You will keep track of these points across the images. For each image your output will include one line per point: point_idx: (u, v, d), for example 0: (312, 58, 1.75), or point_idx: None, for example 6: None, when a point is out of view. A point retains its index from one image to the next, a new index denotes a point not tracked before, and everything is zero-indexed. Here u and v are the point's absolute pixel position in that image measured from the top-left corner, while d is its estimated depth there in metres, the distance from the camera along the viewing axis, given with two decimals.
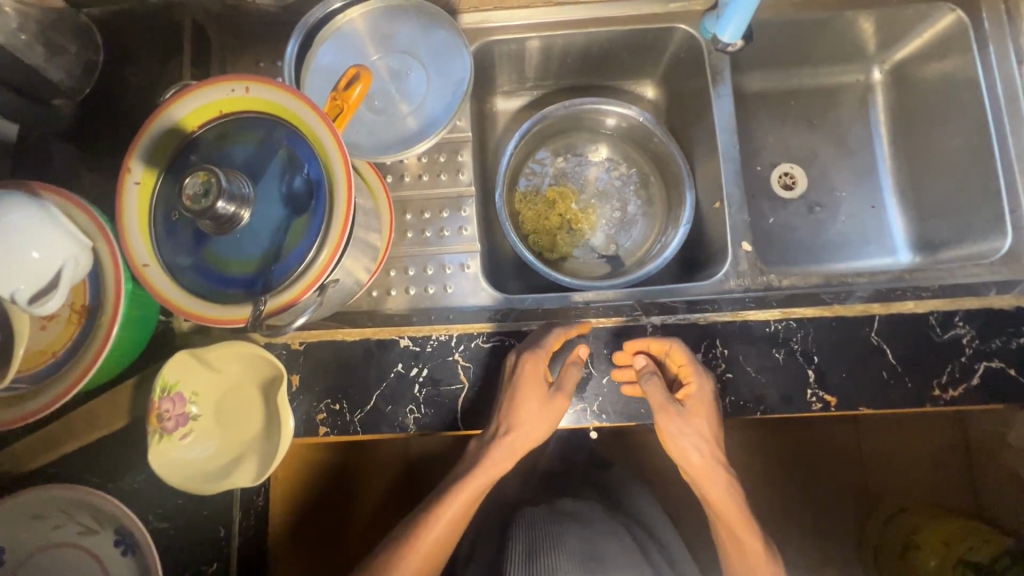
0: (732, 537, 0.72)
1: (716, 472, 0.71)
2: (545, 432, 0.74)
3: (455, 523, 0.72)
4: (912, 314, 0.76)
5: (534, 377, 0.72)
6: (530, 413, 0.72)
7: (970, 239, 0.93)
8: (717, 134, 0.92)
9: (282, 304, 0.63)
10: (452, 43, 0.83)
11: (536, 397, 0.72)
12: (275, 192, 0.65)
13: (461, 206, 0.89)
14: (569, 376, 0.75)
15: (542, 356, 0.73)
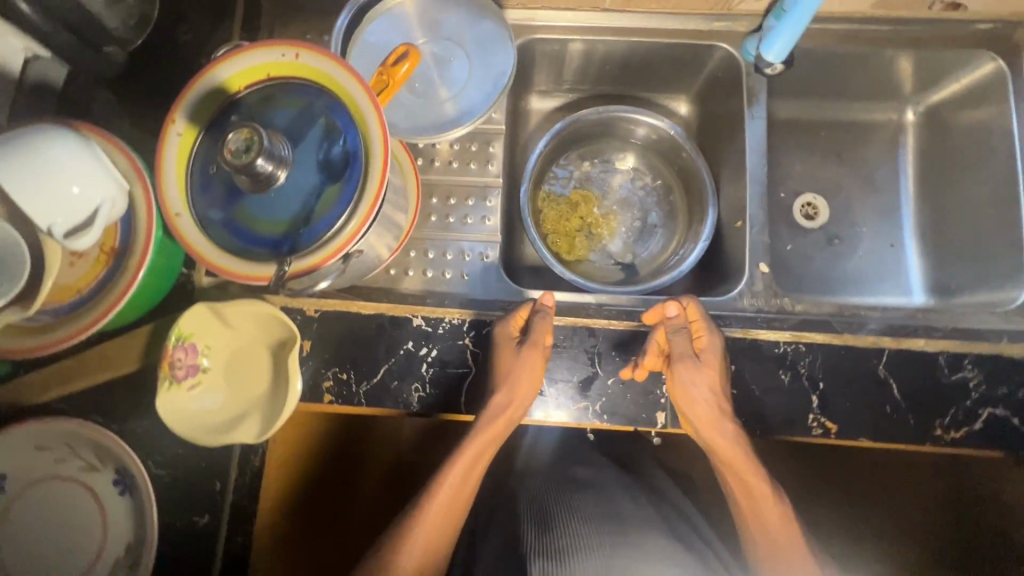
0: (743, 489, 0.73)
1: (723, 425, 0.72)
2: (531, 393, 0.74)
3: (457, 492, 0.72)
4: (922, 352, 0.77)
5: (505, 338, 0.76)
6: (510, 371, 0.74)
7: (988, 287, 0.94)
8: (747, 154, 0.93)
9: (306, 267, 0.64)
10: (497, 35, 0.84)
11: (511, 352, 0.75)
12: (311, 157, 0.66)
13: (487, 196, 0.90)
14: (538, 328, 0.75)
15: (508, 322, 0.78)
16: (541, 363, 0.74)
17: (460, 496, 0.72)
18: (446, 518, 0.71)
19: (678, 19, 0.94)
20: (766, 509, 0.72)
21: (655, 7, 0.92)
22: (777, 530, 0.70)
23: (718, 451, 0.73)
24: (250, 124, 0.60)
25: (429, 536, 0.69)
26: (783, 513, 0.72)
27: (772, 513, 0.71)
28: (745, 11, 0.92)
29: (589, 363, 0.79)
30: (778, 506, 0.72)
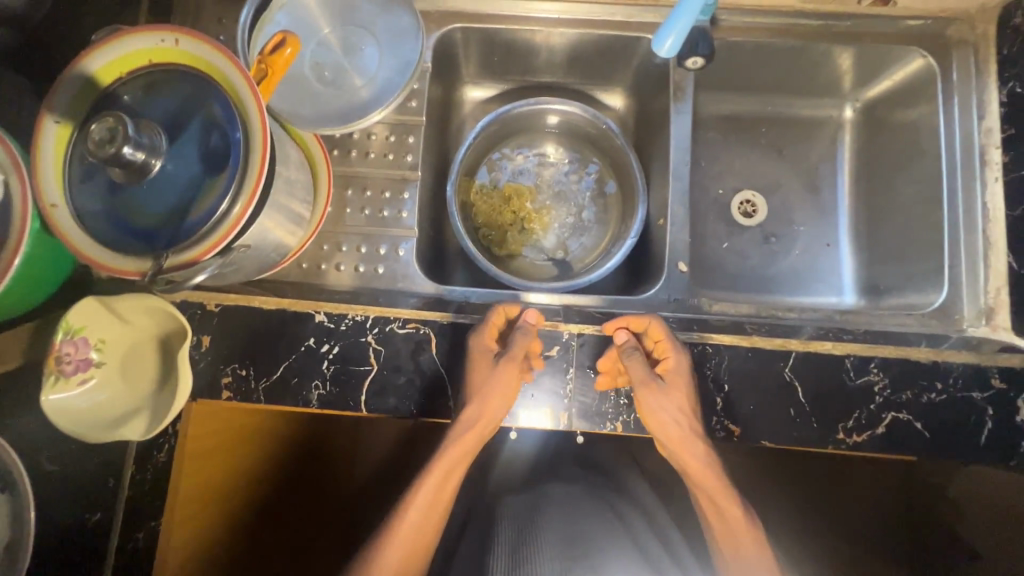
0: (715, 512, 0.71)
1: (692, 446, 0.71)
2: (504, 408, 0.73)
3: (432, 504, 0.72)
4: (828, 355, 0.76)
5: (481, 352, 0.75)
6: (483, 386, 0.73)
7: (911, 288, 0.93)
8: (671, 150, 0.91)
9: (188, 257, 0.61)
10: (406, 20, 0.81)
11: (487, 366, 0.74)
12: (193, 147, 0.64)
13: (405, 189, 0.88)
14: (517, 341, 0.73)
15: (485, 336, 0.76)
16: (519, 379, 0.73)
17: (437, 505, 0.72)
18: (419, 539, 0.70)
19: (606, 9, 0.92)
20: (742, 532, 0.69)
21: None
22: (755, 556, 0.68)
23: (690, 470, 0.72)
24: (117, 112, 0.58)
25: (404, 547, 0.69)
26: (758, 536, 0.69)
27: (746, 534, 0.69)
28: (673, 1, 0.89)
29: (494, 361, 0.76)
30: (751, 527, 0.70)
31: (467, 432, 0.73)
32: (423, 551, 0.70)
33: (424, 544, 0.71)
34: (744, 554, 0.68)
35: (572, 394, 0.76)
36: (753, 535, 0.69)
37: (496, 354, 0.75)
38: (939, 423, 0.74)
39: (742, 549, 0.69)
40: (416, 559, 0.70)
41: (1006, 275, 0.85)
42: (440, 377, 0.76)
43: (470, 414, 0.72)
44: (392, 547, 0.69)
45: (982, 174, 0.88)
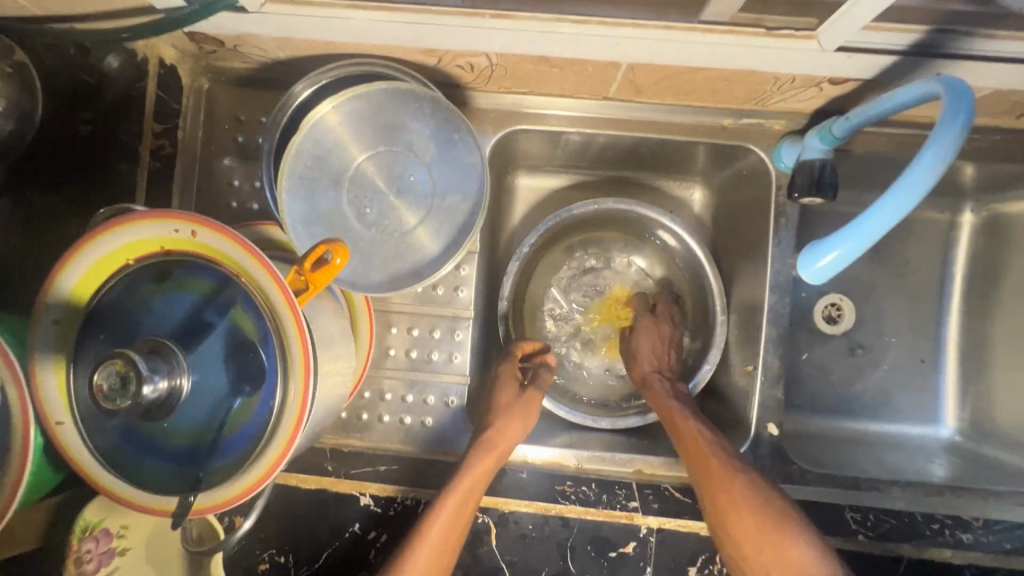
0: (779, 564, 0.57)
1: (714, 456, 0.66)
2: (518, 434, 0.68)
3: (445, 539, 0.60)
4: (947, 563, 0.69)
5: (507, 376, 0.74)
6: (506, 407, 0.70)
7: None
8: (768, 286, 0.78)
9: (236, 493, 0.51)
10: (462, 142, 0.67)
11: (513, 392, 0.72)
12: (218, 356, 0.53)
13: (456, 329, 0.77)
14: (542, 373, 0.76)
15: (509, 363, 0.76)
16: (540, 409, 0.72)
17: (450, 544, 0.60)
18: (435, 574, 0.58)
19: (702, 112, 0.75)
20: (788, 573, 0.56)
21: (672, 99, 0.73)
22: None
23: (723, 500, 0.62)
24: (125, 347, 0.47)
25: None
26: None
27: (789, 573, 0.56)
28: (786, 109, 0.73)
29: (561, 557, 0.68)
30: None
31: (486, 464, 0.65)
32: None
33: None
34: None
35: None
36: (797, 575, 0.56)
37: (520, 384, 0.74)
38: None
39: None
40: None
41: None
42: (498, 572, 0.68)
43: (491, 437, 0.67)
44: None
45: None
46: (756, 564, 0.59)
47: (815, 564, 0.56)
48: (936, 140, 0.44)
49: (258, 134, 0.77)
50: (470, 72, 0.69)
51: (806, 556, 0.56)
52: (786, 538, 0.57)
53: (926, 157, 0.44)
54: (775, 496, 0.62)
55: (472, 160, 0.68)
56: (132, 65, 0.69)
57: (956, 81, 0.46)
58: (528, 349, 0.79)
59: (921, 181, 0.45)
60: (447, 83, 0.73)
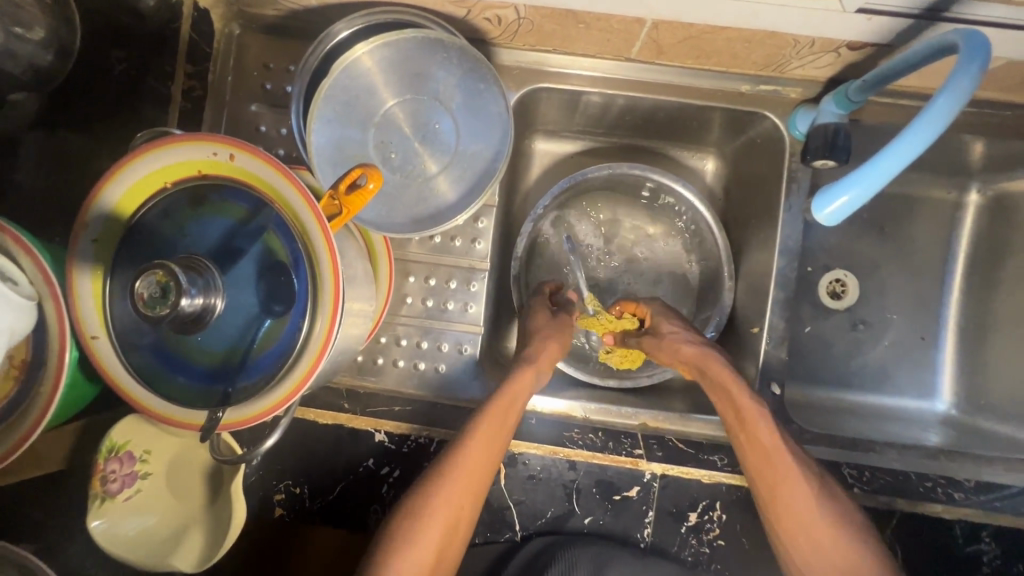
0: (788, 511, 0.63)
1: (747, 408, 0.66)
2: (557, 354, 0.72)
3: (489, 442, 0.63)
4: (938, 518, 0.71)
5: (538, 306, 0.78)
6: (543, 325, 0.75)
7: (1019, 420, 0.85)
8: (776, 250, 0.79)
9: (262, 410, 0.53)
10: (487, 91, 0.69)
11: (547, 315, 0.76)
12: (250, 277, 0.55)
13: (472, 280, 0.79)
14: (570, 303, 0.81)
15: (541, 296, 0.81)
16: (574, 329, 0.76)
17: (491, 452, 0.63)
18: (472, 477, 0.62)
19: (721, 77, 0.77)
20: (799, 522, 0.63)
21: (692, 62, 0.75)
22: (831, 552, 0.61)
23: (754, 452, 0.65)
24: (164, 259, 0.49)
25: (462, 488, 0.61)
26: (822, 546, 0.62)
27: (802, 515, 0.63)
28: (802, 76, 0.75)
29: (567, 498, 0.71)
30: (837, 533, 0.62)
31: (524, 379, 0.68)
32: (482, 494, 0.63)
33: (478, 492, 0.63)
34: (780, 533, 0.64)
35: (650, 540, 0.70)
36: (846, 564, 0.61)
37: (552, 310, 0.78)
38: None
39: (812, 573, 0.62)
40: (472, 501, 0.62)
41: None
42: (504, 510, 0.70)
43: (532, 353, 0.71)
44: (448, 492, 0.61)
45: None
46: (778, 522, 0.64)
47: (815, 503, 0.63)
48: (958, 80, 0.47)
49: (285, 83, 0.79)
50: (497, 25, 0.71)
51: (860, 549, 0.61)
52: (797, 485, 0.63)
53: (946, 97, 0.48)
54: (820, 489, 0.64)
55: (496, 112, 0.70)
56: (167, 5, 0.71)
57: (972, 33, 0.50)
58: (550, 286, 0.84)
59: (937, 120, 0.48)
60: (474, 39, 0.75)
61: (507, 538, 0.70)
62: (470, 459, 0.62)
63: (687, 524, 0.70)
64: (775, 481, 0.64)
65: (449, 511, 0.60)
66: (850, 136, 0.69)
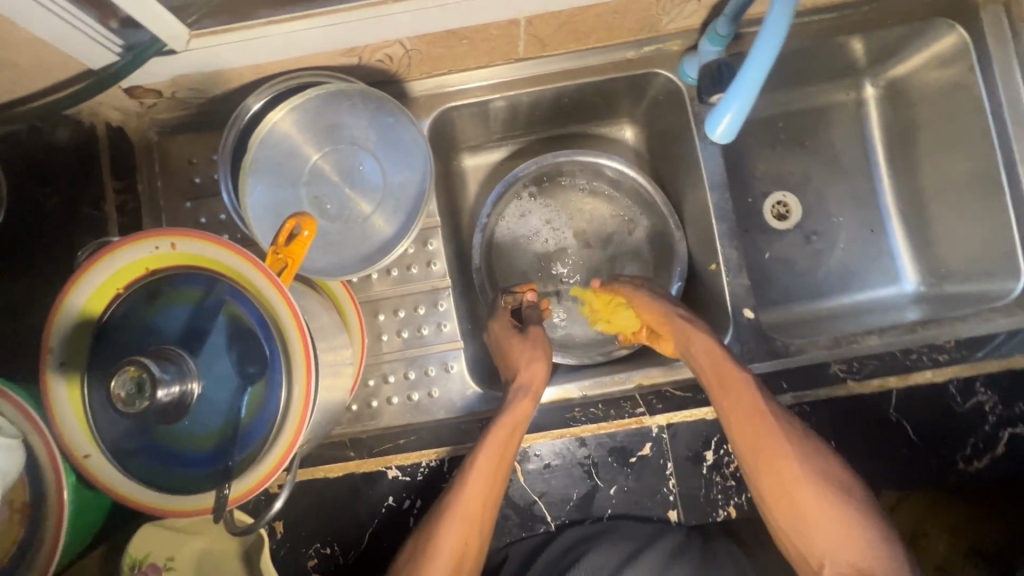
0: (795, 509, 0.62)
1: (769, 424, 0.65)
2: (545, 368, 0.73)
3: (495, 468, 0.65)
4: (931, 384, 0.73)
5: (505, 332, 0.77)
6: (524, 349, 0.73)
7: (979, 276, 0.89)
8: (707, 188, 0.84)
9: (267, 472, 0.54)
10: (398, 125, 0.73)
11: (519, 339, 0.75)
12: (221, 350, 0.57)
13: (438, 300, 0.82)
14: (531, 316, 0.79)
15: (501, 317, 0.80)
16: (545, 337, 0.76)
17: (495, 476, 0.65)
18: (478, 503, 0.63)
19: (606, 51, 0.83)
20: (827, 535, 0.60)
21: (576, 45, 0.81)
22: (844, 544, 0.59)
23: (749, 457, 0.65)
24: (133, 354, 0.50)
25: (466, 516, 0.62)
26: (866, 572, 0.57)
27: (840, 547, 0.59)
28: (677, 29, 0.81)
29: (586, 476, 0.72)
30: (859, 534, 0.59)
31: (525, 404, 0.69)
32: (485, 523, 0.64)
33: (490, 510, 0.64)
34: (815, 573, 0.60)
35: (677, 490, 0.71)
36: (855, 557, 0.58)
37: (519, 329, 0.77)
38: None
39: (826, 565, 0.59)
40: (481, 527, 0.63)
41: None
42: (532, 505, 0.72)
43: (525, 379, 0.71)
44: (455, 519, 0.62)
45: None
46: (786, 521, 0.62)
47: (847, 518, 0.60)
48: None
49: (213, 172, 0.83)
50: (391, 63, 0.76)
51: (878, 551, 0.59)
52: (825, 497, 0.61)
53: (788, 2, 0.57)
54: (838, 496, 0.62)
55: (410, 144, 0.74)
56: (81, 133, 0.74)
57: None
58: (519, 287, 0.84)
59: (778, 26, 0.58)
60: (374, 82, 0.80)
61: (544, 531, 0.71)
62: (476, 486, 0.64)
63: (707, 463, 0.72)
64: (779, 476, 0.63)
65: (456, 539, 0.61)
66: (733, 67, 0.74)
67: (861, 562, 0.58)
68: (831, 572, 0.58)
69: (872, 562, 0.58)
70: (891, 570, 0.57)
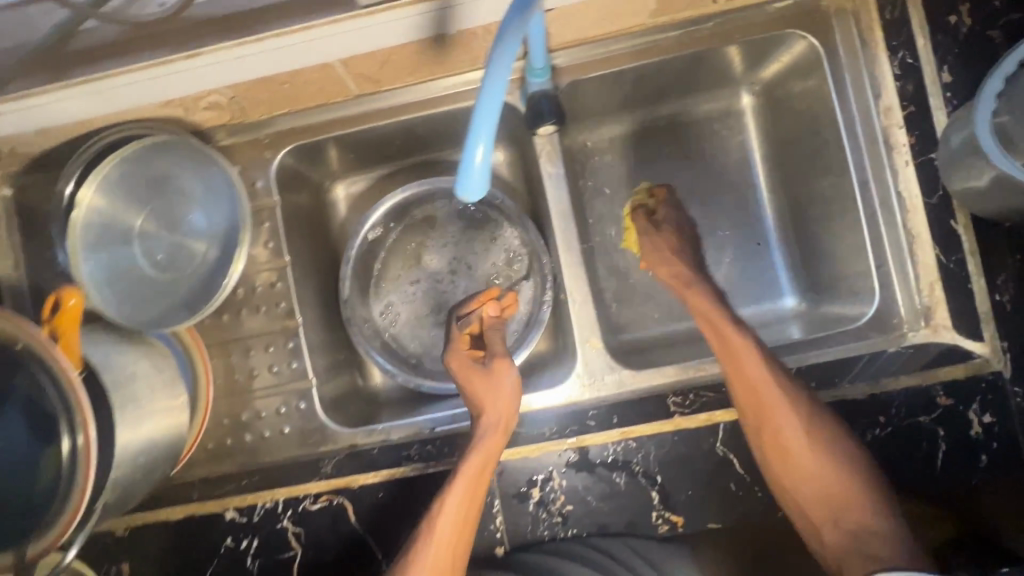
0: (783, 468, 0.68)
1: (774, 389, 0.68)
2: (516, 398, 0.74)
3: (475, 484, 0.69)
4: (760, 418, 0.72)
5: (464, 367, 0.76)
6: (489, 387, 0.73)
7: (846, 295, 0.83)
8: (552, 216, 0.84)
9: (58, 528, 0.55)
10: (216, 171, 0.75)
11: (480, 375, 0.75)
12: (22, 412, 0.59)
13: (289, 339, 0.83)
14: (496, 349, 0.78)
15: (457, 349, 0.79)
16: (510, 370, 0.75)
17: (473, 498, 0.69)
18: (463, 521, 0.69)
19: (442, 82, 0.81)
20: (819, 494, 0.67)
21: (408, 79, 0.79)
22: (844, 503, 0.66)
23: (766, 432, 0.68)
24: None
25: (442, 542, 0.67)
26: (847, 511, 0.66)
27: (824, 499, 0.67)
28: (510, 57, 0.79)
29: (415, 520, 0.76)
30: (856, 488, 0.66)
31: (498, 433, 0.71)
32: (466, 552, 0.68)
33: (469, 533, 0.69)
34: (811, 526, 0.67)
35: (502, 529, 0.74)
36: (850, 504, 0.66)
37: (479, 363, 0.77)
38: (891, 459, 0.71)
39: (828, 536, 0.66)
40: (462, 547, 0.68)
41: (934, 266, 0.74)
42: (364, 540, 0.76)
43: (495, 415, 0.72)
44: (437, 547, 0.67)
45: (890, 160, 0.76)
46: (786, 484, 0.68)
47: (845, 465, 0.67)
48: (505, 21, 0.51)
49: None
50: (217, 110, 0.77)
51: (868, 509, 0.65)
52: (815, 456, 0.67)
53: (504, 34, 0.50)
54: (839, 440, 0.68)
55: (234, 193, 0.75)
56: None
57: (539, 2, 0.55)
58: (472, 303, 0.82)
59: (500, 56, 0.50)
60: (211, 127, 0.81)
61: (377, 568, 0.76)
62: (454, 507, 0.68)
63: (532, 501, 0.74)
64: (787, 446, 0.68)
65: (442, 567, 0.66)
66: (551, 100, 0.73)
67: (864, 525, 0.65)
68: (830, 535, 0.66)
69: (849, 500, 0.66)
70: (866, 514, 0.65)
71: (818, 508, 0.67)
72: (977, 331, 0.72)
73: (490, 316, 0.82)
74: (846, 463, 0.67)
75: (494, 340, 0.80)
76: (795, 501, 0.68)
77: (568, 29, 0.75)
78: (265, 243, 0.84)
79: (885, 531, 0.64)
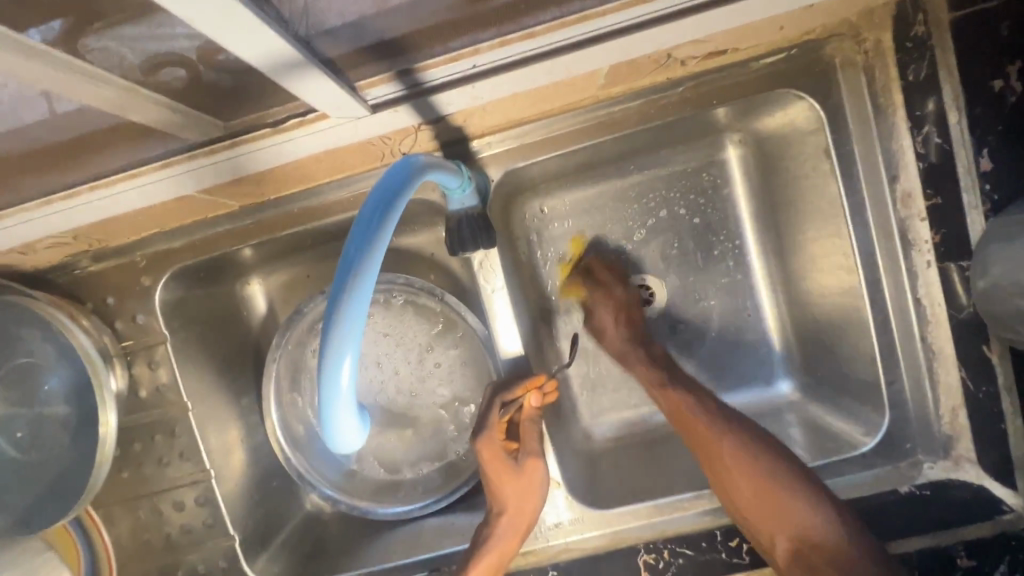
0: (755, 514, 0.61)
1: (716, 434, 0.64)
2: (533, 507, 0.66)
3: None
4: None
5: (497, 464, 0.66)
6: (514, 489, 0.65)
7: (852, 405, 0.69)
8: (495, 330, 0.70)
9: None
10: (58, 329, 0.63)
11: (511, 476, 0.65)
12: None
13: (200, 493, 0.71)
14: (529, 446, 0.67)
15: (492, 434, 0.66)
16: (544, 471, 0.67)
17: None
18: None
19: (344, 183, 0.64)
20: (787, 533, 0.60)
21: (301, 185, 0.63)
22: (802, 531, 0.60)
23: (739, 500, 0.61)
24: None
25: None
26: (814, 545, 0.60)
27: (792, 530, 0.60)
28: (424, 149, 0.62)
29: None
30: (817, 514, 0.60)
31: (513, 537, 0.65)
32: None
33: None
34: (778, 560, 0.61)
35: None
36: (801, 531, 0.60)
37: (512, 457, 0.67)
38: None
39: (779, 546, 0.60)
40: None
41: (960, 393, 0.61)
42: None
43: (513, 518, 0.65)
44: None
45: (908, 258, 0.61)
46: (751, 526, 0.61)
47: (812, 509, 0.60)
48: (362, 210, 0.37)
49: None
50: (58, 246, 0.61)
51: (811, 516, 0.60)
52: (782, 499, 0.60)
53: (360, 230, 0.36)
54: (788, 475, 0.62)
55: (85, 346, 0.63)
56: None
57: (410, 180, 0.40)
58: (521, 391, 0.66)
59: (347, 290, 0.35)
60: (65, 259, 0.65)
61: None
62: None
63: None
64: (741, 502, 0.61)
65: None
66: (475, 220, 0.58)
67: (806, 535, 0.60)
68: (784, 548, 0.60)
69: (820, 537, 0.60)
70: (824, 521, 0.59)
71: (790, 549, 0.60)
72: (1008, 476, 0.60)
73: (533, 406, 0.67)
74: (819, 503, 0.60)
75: (530, 437, 0.68)
76: (761, 543, 0.61)
77: (490, 116, 0.59)
78: (158, 386, 0.70)
79: (832, 542, 0.59)
